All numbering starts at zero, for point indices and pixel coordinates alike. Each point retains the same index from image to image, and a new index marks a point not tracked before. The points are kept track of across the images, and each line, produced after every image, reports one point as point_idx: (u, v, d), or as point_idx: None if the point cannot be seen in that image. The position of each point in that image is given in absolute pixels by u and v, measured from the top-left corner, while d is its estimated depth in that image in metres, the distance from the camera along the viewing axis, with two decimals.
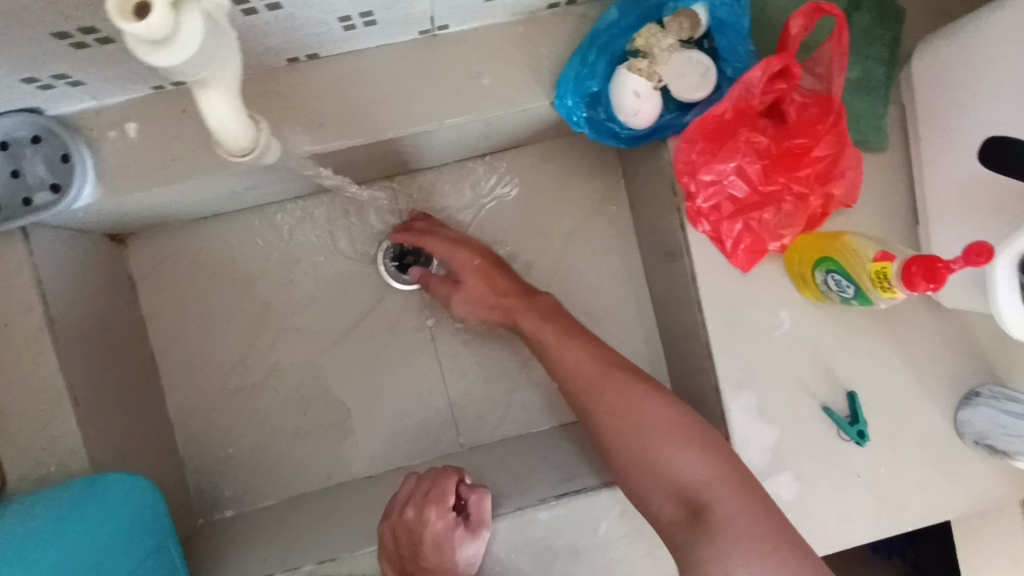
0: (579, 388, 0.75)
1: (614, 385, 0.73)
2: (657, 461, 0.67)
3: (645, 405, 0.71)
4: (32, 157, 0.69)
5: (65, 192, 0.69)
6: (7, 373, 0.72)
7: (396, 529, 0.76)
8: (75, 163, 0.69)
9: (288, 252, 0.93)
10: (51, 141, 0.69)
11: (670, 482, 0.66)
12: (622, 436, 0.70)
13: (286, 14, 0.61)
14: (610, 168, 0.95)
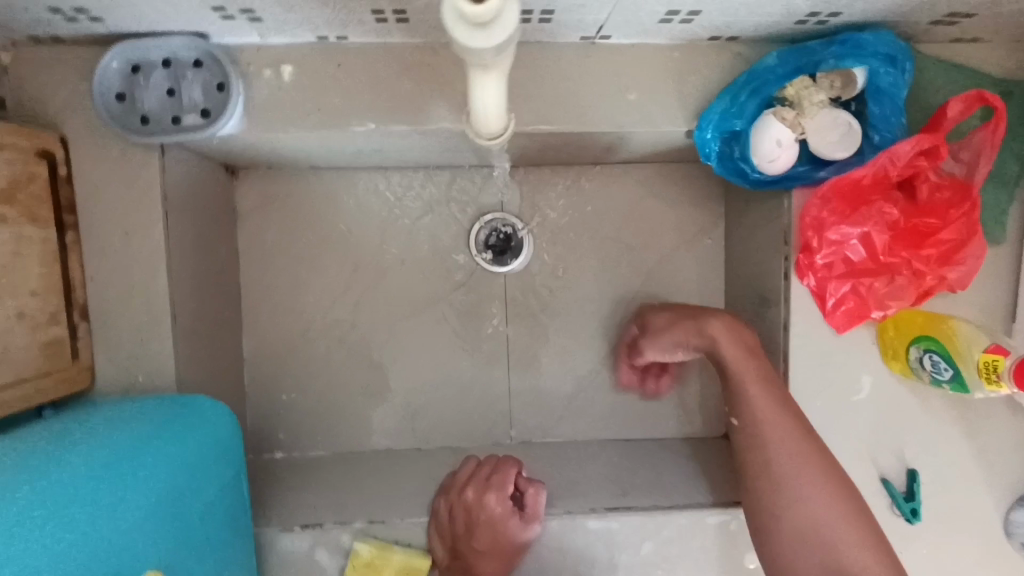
0: (778, 444, 0.72)
1: (796, 461, 0.71)
2: (823, 531, 0.69)
3: (811, 475, 0.71)
4: (192, 80, 0.72)
5: (213, 120, 0.71)
6: (118, 280, 0.74)
7: (453, 507, 0.78)
8: (227, 92, 0.71)
9: (388, 217, 0.94)
10: (211, 68, 0.71)
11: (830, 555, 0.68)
12: (789, 488, 0.71)
13: None
14: (714, 201, 0.96)
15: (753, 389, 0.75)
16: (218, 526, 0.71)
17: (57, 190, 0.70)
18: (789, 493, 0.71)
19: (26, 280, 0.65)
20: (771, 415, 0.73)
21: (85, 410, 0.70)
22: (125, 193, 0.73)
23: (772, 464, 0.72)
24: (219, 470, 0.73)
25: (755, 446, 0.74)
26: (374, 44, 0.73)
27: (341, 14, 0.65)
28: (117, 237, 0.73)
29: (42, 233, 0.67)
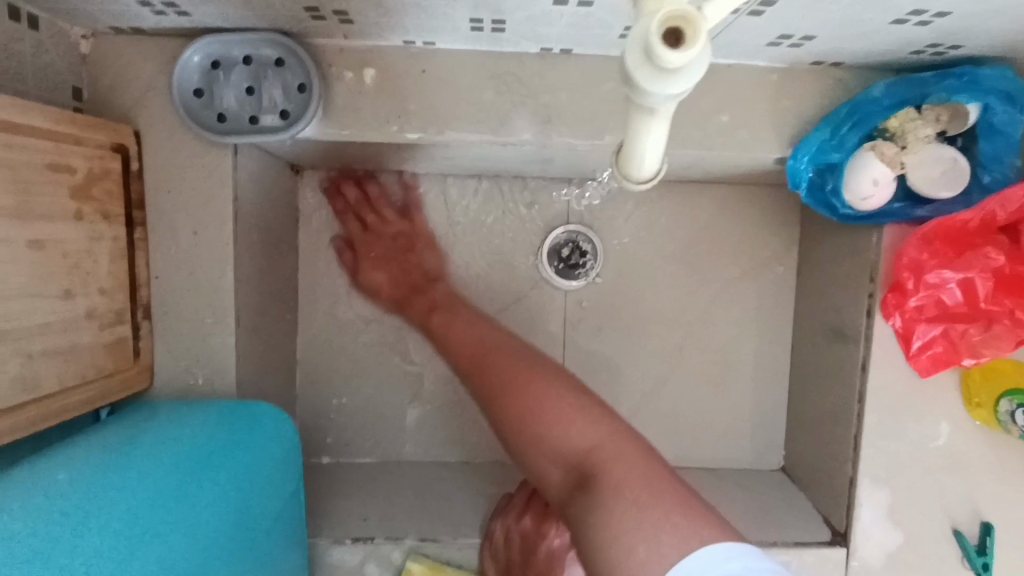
0: (524, 411, 0.67)
1: (548, 420, 0.65)
2: (551, 444, 0.64)
3: (548, 432, 0.64)
4: (274, 81, 0.69)
5: (294, 121, 0.69)
6: (183, 278, 0.72)
7: (510, 535, 0.76)
8: (310, 93, 0.69)
9: (451, 225, 0.92)
10: (292, 68, 0.68)
11: (588, 480, 0.59)
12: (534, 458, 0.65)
13: (587, 12, 0.58)
14: (788, 227, 0.93)
15: (502, 392, 0.71)
16: (278, 535, 0.70)
17: (130, 183, 0.68)
18: (539, 447, 0.65)
19: (97, 275, 0.63)
20: (524, 349, 0.76)
21: (143, 410, 0.69)
22: (196, 190, 0.71)
23: (519, 440, 0.66)
24: (279, 477, 0.71)
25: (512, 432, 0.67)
26: (460, 51, 0.70)
27: (435, 19, 0.62)
28: (186, 235, 0.71)
29: (114, 228, 0.66)
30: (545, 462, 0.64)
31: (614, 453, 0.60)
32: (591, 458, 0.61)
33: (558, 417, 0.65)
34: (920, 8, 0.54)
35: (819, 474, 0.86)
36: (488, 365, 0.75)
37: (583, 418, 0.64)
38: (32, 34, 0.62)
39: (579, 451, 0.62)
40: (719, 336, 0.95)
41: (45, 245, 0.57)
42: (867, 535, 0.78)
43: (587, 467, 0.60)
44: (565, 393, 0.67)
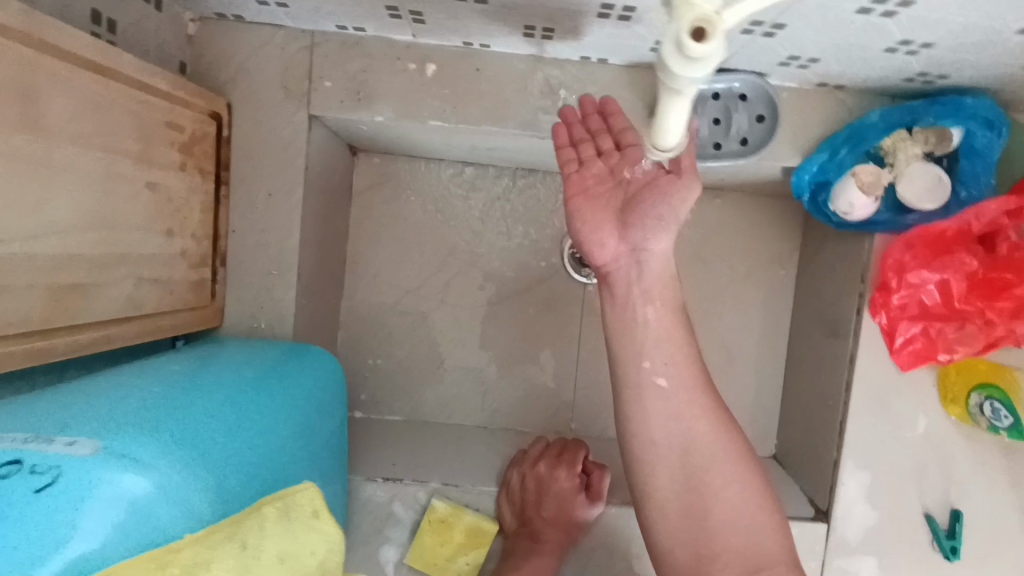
0: (677, 447, 0.71)
1: (655, 418, 0.72)
2: (714, 487, 0.71)
3: (700, 485, 0.71)
4: (738, 119, 0.80)
5: (759, 150, 0.80)
6: (255, 233, 0.82)
7: (527, 478, 0.86)
8: (770, 123, 0.80)
9: (487, 211, 1.03)
10: (756, 102, 0.80)
11: (714, 535, 0.70)
12: (649, 449, 0.72)
13: (626, 27, 0.69)
14: (790, 235, 1.03)
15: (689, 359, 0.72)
16: (329, 464, 0.75)
17: (219, 147, 0.79)
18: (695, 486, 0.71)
19: (190, 221, 0.74)
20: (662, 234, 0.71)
21: (214, 343, 0.79)
22: (274, 158, 0.82)
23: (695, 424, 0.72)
24: (332, 405, 0.79)
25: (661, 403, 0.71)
26: (512, 53, 0.81)
27: (496, 25, 0.73)
28: (262, 196, 0.82)
29: (205, 183, 0.76)
30: (660, 472, 0.72)
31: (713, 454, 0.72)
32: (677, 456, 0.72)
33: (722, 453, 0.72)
34: (907, 39, 0.64)
35: (806, 459, 0.94)
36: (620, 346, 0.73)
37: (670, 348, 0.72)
38: (155, 14, 0.74)
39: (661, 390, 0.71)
40: (723, 329, 1.04)
41: (156, 187, 0.68)
42: (847, 512, 0.86)
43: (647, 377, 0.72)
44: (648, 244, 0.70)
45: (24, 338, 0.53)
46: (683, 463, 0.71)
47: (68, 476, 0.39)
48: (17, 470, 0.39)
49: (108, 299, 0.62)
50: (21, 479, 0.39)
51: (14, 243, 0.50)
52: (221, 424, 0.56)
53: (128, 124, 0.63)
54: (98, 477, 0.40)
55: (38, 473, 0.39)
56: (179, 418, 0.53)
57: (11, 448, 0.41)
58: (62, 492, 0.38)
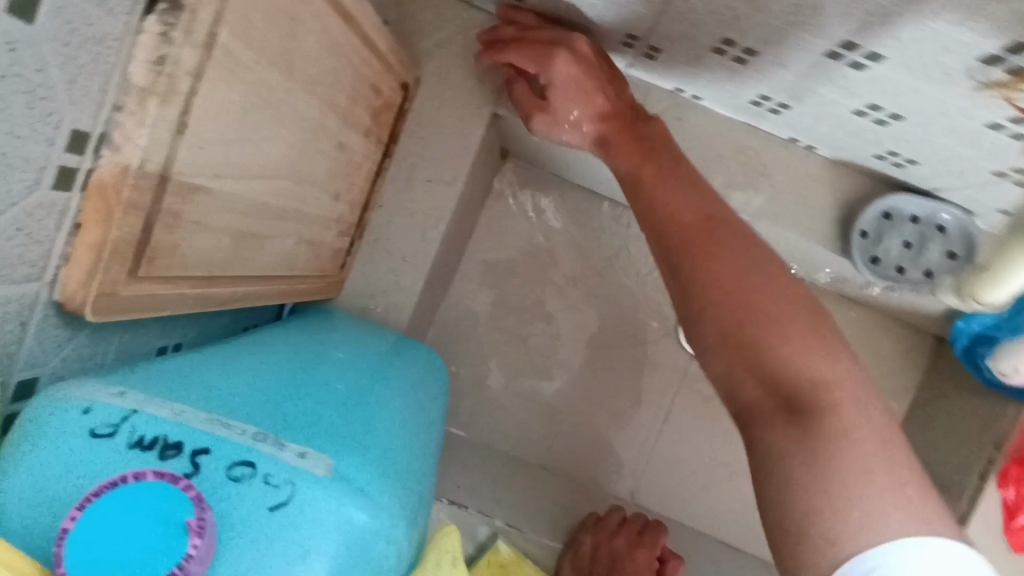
0: (721, 279, 0.47)
1: (747, 267, 0.47)
2: (776, 349, 0.45)
3: (794, 311, 0.46)
4: (931, 248, 0.75)
5: (944, 288, 0.76)
6: (402, 215, 0.78)
7: (599, 547, 0.80)
8: (964, 262, 0.75)
9: (615, 252, 0.98)
10: (956, 237, 0.75)
11: (769, 375, 0.44)
12: (708, 269, 0.48)
13: (870, 130, 0.65)
14: (912, 370, 0.98)
15: (710, 198, 0.51)
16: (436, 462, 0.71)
17: (397, 119, 0.74)
18: (739, 356, 0.45)
19: (354, 187, 0.69)
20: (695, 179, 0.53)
21: (330, 316, 0.74)
22: (445, 144, 0.77)
23: (688, 233, 0.50)
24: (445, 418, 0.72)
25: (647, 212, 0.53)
26: (720, 112, 0.77)
27: (730, 86, 0.69)
28: (421, 180, 0.78)
29: (376, 152, 0.71)
30: (706, 317, 0.47)
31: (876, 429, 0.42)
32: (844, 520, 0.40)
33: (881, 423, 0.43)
34: None
35: None
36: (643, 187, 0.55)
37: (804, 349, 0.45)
38: None
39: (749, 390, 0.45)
40: None
41: (344, 148, 0.63)
42: None
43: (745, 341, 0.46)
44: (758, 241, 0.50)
45: (197, 284, 0.47)
46: (680, 251, 0.49)
47: (301, 502, 0.34)
48: (248, 476, 0.35)
49: (271, 254, 0.57)
50: (255, 491, 0.34)
51: (226, 179, 0.45)
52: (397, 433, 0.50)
53: (346, 78, 0.58)
54: (330, 508, 0.35)
55: (271, 487, 0.35)
56: (359, 412, 0.48)
57: (238, 442, 0.36)
58: (301, 516, 0.34)
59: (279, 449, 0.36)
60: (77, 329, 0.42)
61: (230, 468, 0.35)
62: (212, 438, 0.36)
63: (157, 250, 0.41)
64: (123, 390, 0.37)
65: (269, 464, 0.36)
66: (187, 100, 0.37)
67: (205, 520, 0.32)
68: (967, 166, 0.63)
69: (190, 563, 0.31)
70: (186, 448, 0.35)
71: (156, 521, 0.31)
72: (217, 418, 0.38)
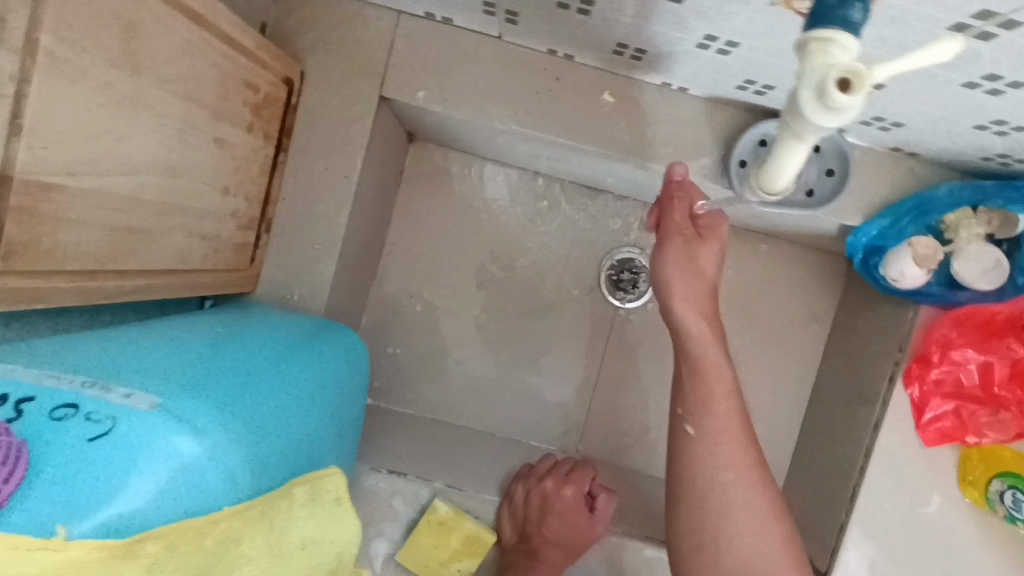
0: (718, 445, 0.68)
1: (728, 438, 0.68)
2: (729, 512, 0.66)
3: (749, 479, 0.67)
4: (807, 168, 0.80)
5: (823, 203, 0.80)
6: (307, 204, 0.81)
7: (531, 492, 0.84)
8: (840, 178, 0.80)
9: (533, 218, 1.02)
10: (829, 155, 0.80)
11: (724, 543, 0.66)
12: (720, 480, 0.67)
13: (720, 61, 0.68)
14: (829, 293, 1.02)
15: (716, 373, 0.69)
16: (354, 431, 0.74)
17: (286, 113, 0.78)
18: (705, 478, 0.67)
19: (247, 182, 0.73)
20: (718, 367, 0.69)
21: (245, 307, 0.78)
22: (338, 131, 0.81)
23: (687, 384, 0.70)
24: (360, 388, 0.76)
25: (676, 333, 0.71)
26: (594, 68, 0.81)
27: (590, 39, 0.72)
28: (319, 168, 0.81)
29: (268, 147, 0.75)
30: (700, 447, 0.68)
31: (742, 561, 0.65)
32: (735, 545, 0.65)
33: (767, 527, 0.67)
34: (999, 120, 0.64)
35: (811, 517, 0.93)
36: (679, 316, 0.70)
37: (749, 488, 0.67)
38: None
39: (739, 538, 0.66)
40: (746, 375, 1.04)
41: (223, 144, 0.66)
42: None
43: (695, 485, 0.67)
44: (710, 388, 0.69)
45: (73, 276, 0.51)
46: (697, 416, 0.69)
47: (119, 432, 0.39)
48: (71, 415, 0.39)
49: (160, 247, 0.60)
50: (75, 425, 0.39)
51: (82, 176, 0.48)
52: (266, 386, 0.55)
53: (209, 75, 0.61)
54: (150, 437, 0.40)
55: (92, 422, 0.39)
56: (220, 370, 0.52)
57: (64, 390, 0.41)
58: (119, 443, 0.39)
59: (104, 393, 0.41)
60: None
61: (53, 409, 0.39)
62: (38, 388, 0.40)
63: (16, 247, 0.44)
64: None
65: (93, 404, 0.40)
66: (17, 103, 0.41)
67: None
68: None
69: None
70: (13, 398, 0.39)
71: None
72: (49, 374, 0.42)
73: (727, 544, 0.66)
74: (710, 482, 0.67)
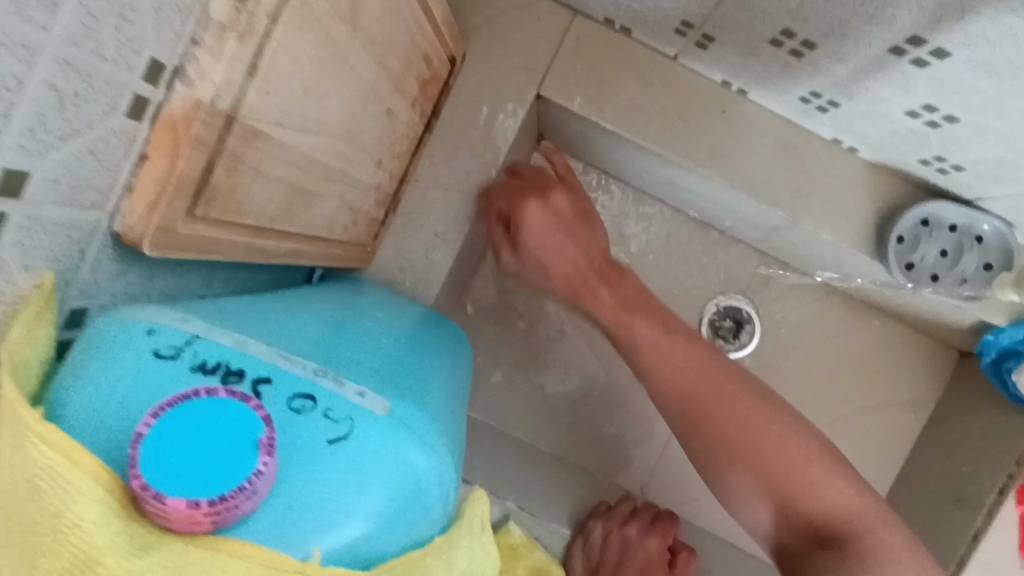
0: (732, 433, 0.63)
1: (707, 365, 0.66)
2: (769, 464, 0.62)
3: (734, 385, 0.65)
4: (966, 257, 0.75)
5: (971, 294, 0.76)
6: (438, 190, 0.78)
7: (612, 535, 0.80)
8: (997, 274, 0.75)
9: (643, 246, 0.98)
10: (993, 248, 0.75)
11: (805, 504, 0.61)
12: (723, 411, 0.64)
13: (919, 132, 0.65)
14: (933, 384, 0.98)
15: (668, 338, 0.67)
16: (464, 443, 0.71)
17: (442, 94, 0.75)
18: (760, 475, 0.62)
19: (396, 157, 0.69)
20: (682, 332, 0.68)
21: (359, 284, 0.74)
22: (488, 121, 0.77)
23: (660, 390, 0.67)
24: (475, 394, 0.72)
25: (651, 390, 0.67)
26: (763, 109, 0.77)
27: (780, 80, 0.68)
28: (458, 154, 0.77)
29: (420, 124, 0.72)
30: (737, 469, 0.63)
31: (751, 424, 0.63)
32: (817, 510, 0.61)
33: (829, 481, 0.62)
34: None
35: None
36: (568, 249, 0.73)
37: (783, 440, 0.63)
38: None
39: (818, 509, 0.61)
40: (829, 450, 0.99)
41: (391, 115, 0.62)
42: None
43: (784, 504, 0.62)
44: (667, 336, 0.67)
45: (247, 232, 0.48)
46: (716, 428, 0.64)
47: (358, 437, 0.37)
48: (309, 408, 0.37)
49: (317, 214, 0.56)
50: (317, 422, 0.37)
51: (286, 128, 0.45)
52: (442, 392, 0.52)
53: (403, 42, 0.57)
54: (385, 447, 0.38)
55: (330, 421, 0.37)
56: (404, 368, 0.50)
57: (299, 375, 0.39)
58: (357, 448, 0.37)
59: (339, 387, 0.39)
60: (131, 264, 0.42)
61: (292, 399, 0.37)
62: (272, 369, 0.39)
63: (218, 193, 0.41)
64: (184, 317, 0.39)
65: (329, 399, 0.38)
66: (263, 40, 0.37)
67: (275, 440, 0.32)
68: (1015, 175, 0.64)
69: (257, 480, 0.31)
70: (247, 376, 0.38)
71: (231, 433, 0.31)
72: (277, 352, 0.40)
73: (814, 518, 0.61)
74: (752, 457, 0.62)
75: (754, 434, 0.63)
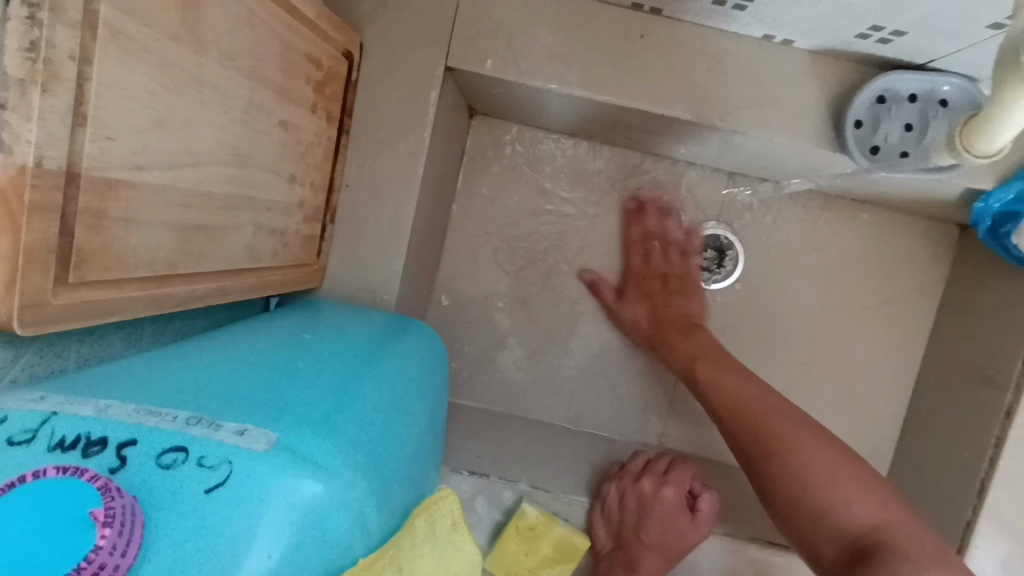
0: (801, 473, 0.62)
1: (843, 477, 0.61)
2: (834, 503, 0.60)
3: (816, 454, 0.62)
4: (935, 125, 0.70)
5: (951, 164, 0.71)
6: (371, 191, 0.75)
7: (626, 495, 0.79)
8: None
9: (607, 195, 0.94)
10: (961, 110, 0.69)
11: (842, 525, 0.58)
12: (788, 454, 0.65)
13: (846, 5, 0.60)
14: (939, 266, 0.92)
15: (788, 423, 0.68)
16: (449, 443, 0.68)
17: (347, 92, 0.71)
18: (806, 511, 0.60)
19: (311, 168, 0.66)
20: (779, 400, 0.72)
21: (313, 305, 0.72)
22: (404, 108, 0.74)
23: (784, 502, 0.62)
24: (441, 387, 0.68)
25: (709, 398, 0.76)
26: (685, 23, 0.72)
27: None
28: (382, 150, 0.74)
29: (330, 129, 0.69)
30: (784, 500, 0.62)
31: (909, 534, 0.56)
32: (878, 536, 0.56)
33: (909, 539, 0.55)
34: None
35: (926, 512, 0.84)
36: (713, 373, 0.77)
37: (865, 500, 0.59)
38: None
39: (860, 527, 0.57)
40: (844, 358, 0.95)
41: (288, 127, 0.60)
42: None
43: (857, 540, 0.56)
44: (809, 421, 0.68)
45: (145, 284, 0.46)
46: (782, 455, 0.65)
47: (237, 479, 0.35)
48: (180, 461, 0.36)
49: (230, 247, 0.54)
50: (190, 473, 0.35)
51: (151, 170, 0.43)
52: (374, 399, 0.49)
53: (273, 50, 0.54)
54: (271, 482, 0.35)
55: (204, 469, 0.35)
56: (318, 387, 0.47)
57: (168, 429, 0.37)
58: (240, 489, 0.35)
59: (215, 431, 0.37)
60: (23, 347, 0.41)
61: (161, 455, 0.36)
62: (138, 429, 0.37)
63: (85, 254, 0.39)
64: (41, 396, 0.38)
65: (203, 446, 0.37)
66: (77, 87, 0.35)
67: (111, 510, 0.31)
68: (956, 25, 0.59)
69: (100, 555, 0.30)
70: (112, 442, 0.36)
71: (62, 514, 0.31)
72: (149, 410, 0.39)
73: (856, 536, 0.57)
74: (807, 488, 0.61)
75: (808, 452, 0.64)
